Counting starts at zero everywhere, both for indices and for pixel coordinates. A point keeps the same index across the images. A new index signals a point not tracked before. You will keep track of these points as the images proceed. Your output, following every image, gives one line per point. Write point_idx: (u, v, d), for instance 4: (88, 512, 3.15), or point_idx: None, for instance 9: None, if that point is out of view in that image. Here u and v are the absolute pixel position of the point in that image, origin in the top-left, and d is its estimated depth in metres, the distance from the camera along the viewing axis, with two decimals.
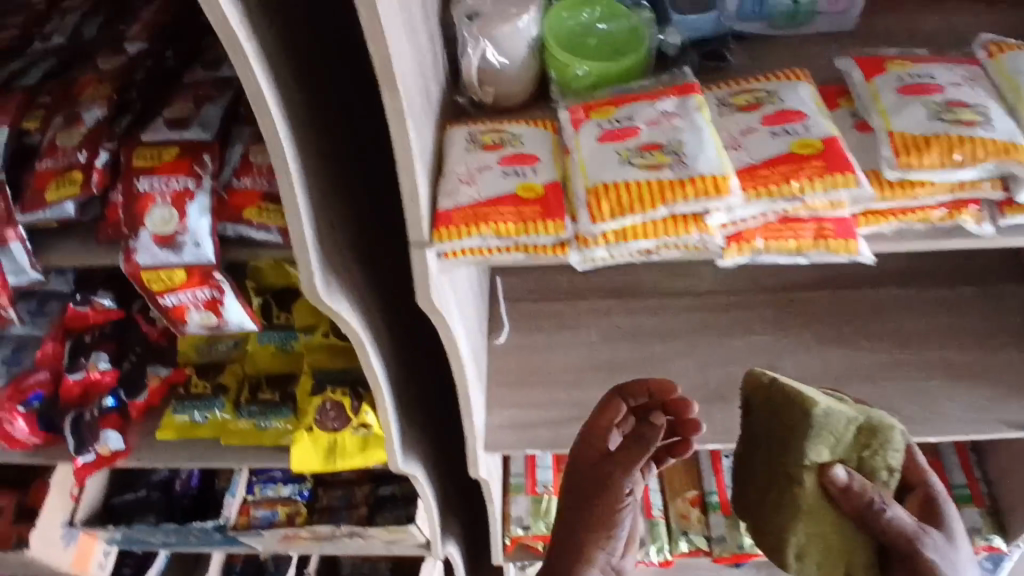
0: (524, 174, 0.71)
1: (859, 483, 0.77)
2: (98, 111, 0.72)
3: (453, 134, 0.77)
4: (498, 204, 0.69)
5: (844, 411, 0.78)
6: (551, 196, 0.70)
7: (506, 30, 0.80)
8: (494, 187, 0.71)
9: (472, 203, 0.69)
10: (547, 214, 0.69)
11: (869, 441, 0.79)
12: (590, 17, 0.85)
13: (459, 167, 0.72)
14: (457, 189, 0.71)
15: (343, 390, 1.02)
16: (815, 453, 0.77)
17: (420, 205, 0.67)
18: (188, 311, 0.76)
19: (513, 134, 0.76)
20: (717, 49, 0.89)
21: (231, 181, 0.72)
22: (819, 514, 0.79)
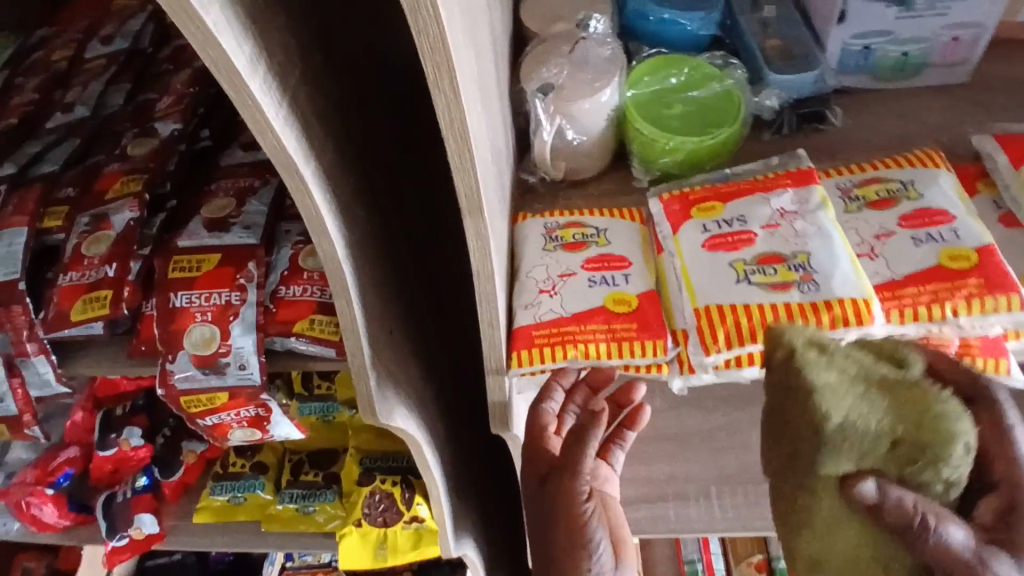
0: (614, 281, 0.61)
1: (900, 500, 0.42)
2: (129, 213, 0.64)
3: (526, 226, 0.67)
4: (586, 321, 0.59)
5: (866, 416, 0.44)
6: (648, 310, 0.60)
7: (585, 104, 0.69)
8: (580, 298, 0.61)
9: (556, 319, 0.60)
10: (646, 333, 0.58)
11: (913, 456, 0.44)
12: (677, 80, 0.75)
13: (537, 272, 0.63)
14: (536, 301, 0.61)
15: (393, 479, 0.93)
16: (833, 465, 0.44)
17: (499, 329, 0.57)
18: (231, 429, 0.68)
19: (597, 229, 0.66)
20: (819, 109, 0.77)
21: (277, 290, 0.63)
22: (843, 546, 0.45)
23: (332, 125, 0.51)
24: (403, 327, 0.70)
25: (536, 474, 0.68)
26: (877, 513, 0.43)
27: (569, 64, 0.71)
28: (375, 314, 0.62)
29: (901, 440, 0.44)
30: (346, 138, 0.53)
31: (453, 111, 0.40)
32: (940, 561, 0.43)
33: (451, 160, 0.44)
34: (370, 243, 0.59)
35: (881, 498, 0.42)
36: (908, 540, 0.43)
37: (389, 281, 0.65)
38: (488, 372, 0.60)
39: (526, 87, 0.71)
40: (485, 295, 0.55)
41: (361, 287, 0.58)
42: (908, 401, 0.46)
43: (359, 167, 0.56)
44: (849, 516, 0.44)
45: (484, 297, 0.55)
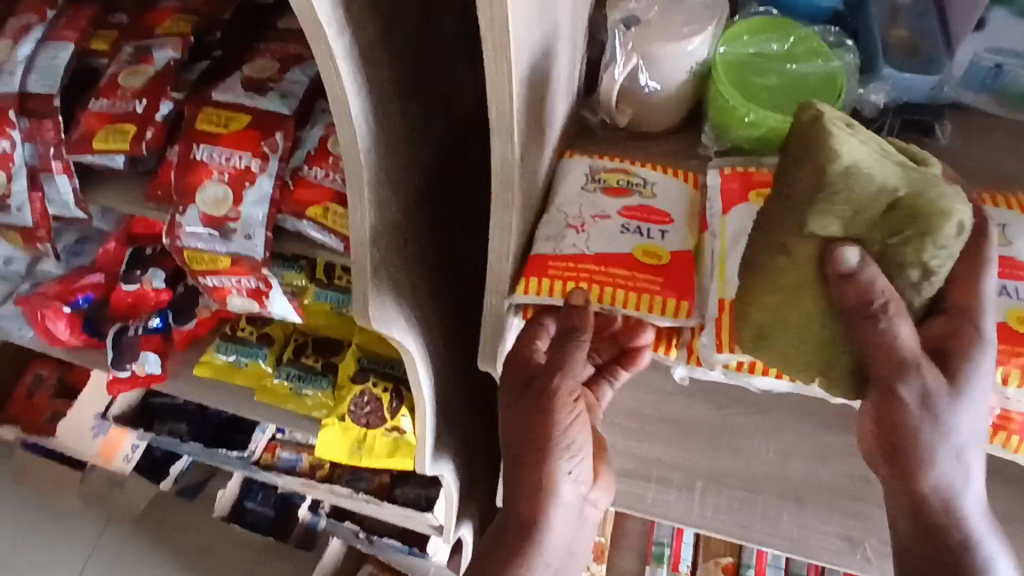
0: (648, 234, 0.57)
1: (873, 278, 0.44)
2: (171, 53, 0.63)
3: (570, 161, 0.62)
4: (609, 266, 0.55)
5: (875, 172, 0.44)
6: (677, 271, 0.55)
7: (667, 49, 0.63)
8: (609, 240, 0.57)
9: (577, 255, 0.56)
10: (671, 291, 0.54)
11: (901, 224, 0.44)
12: (779, 48, 0.67)
13: (570, 206, 0.59)
14: (560, 234, 0.57)
15: (385, 386, 0.93)
16: (822, 222, 0.45)
17: (510, 253, 0.54)
18: (230, 294, 0.68)
19: (645, 180, 0.61)
20: (926, 120, 0.70)
21: (301, 167, 0.61)
22: (796, 311, 0.47)
23: (379, 4, 0.47)
24: (417, 235, 0.68)
25: (520, 376, 0.58)
26: (843, 280, 0.44)
27: (662, 3, 0.64)
28: (390, 215, 0.60)
29: (896, 203, 0.44)
30: (391, 21, 0.50)
31: (495, 10, 0.37)
32: (879, 351, 0.45)
33: (487, 66, 0.40)
34: (398, 141, 0.56)
35: (855, 269, 0.44)
36: (860, 317, 0.44)
37: (415, 177, 0.62)
38: (489, 292, 0.57)
39: (610, 16, 0.65)
40: (501, 224, 0.52)
41: (377, 180, 0.55)
42: (918, 180, 0.45)
43: (402, 57, 0.53)
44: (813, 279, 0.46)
45: (501, 224, 0.52)
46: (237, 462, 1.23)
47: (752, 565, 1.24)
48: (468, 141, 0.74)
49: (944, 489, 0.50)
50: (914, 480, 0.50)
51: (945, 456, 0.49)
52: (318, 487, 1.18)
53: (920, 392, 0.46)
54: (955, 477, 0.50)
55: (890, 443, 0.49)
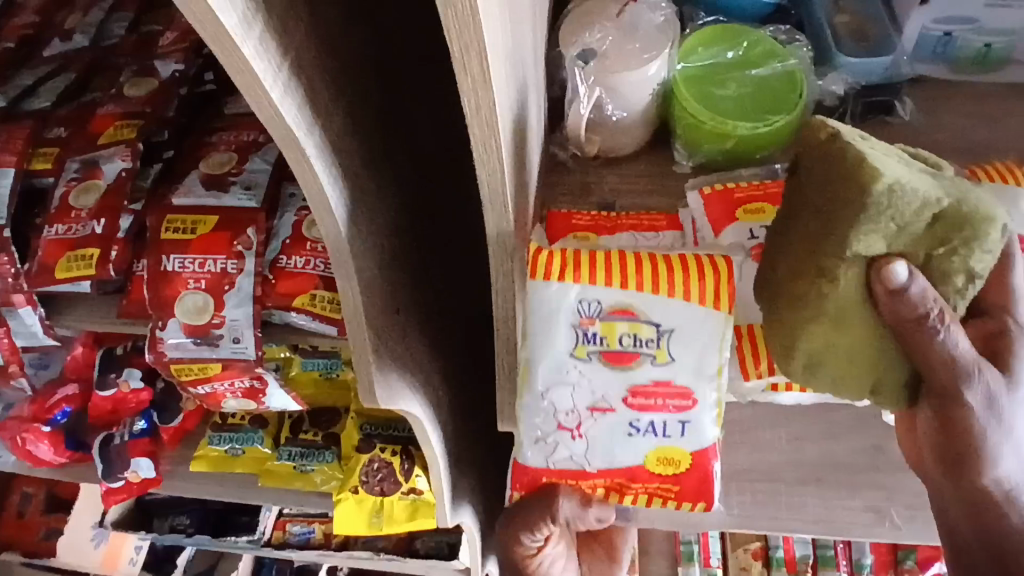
0: (663, 434, 0.54)
1: (924, 294, 0.43)
2: (121, 164, 0.61)
3: (542, 290, 0.51)
4: (618, 476, 0.57)
5: (918, 186, 0.43)
6: (694, 477, 0.56)
7: (626, 77, 0.62)
8: (610, 443, 0.55)
9: (575, 468, 0.57)
10: (686, 495, 0.57)
11: (947, 235, 0.44)
12: (734, 55, 0.67)
13: (560, 394, 0.53)
14: (556, 438, 0.55)
15: (393, 449, 0.90)
16: (864, 243, 0.44)
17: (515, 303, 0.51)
18: (224, 397, 0.68)
19: (658, 330, 0.51)
20: (887, 100, 0.70)
21: (277, 259, 0.59)
22: (846, 336, 0.47)
23: (341, 91, 0.46)
24: (411, 302, 0.65)
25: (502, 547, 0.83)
26: (893, 297, 0.44)
27: (616, 30, 0.64)
28: (379, 294, 0.57)
29: (940, 214, 0.44)
30: (354, 101, 0.48)
31: (480, 96, 0.35)
32: (937, 366, 0.45)
33: (474, 149, 0.38)
34: (377, 217, 0.54)
35: (906, 285, 0.43)
36: (910, 331, 0.45)
37: (400, 240, 0.60)
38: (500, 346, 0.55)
39: (565, 52, 0.63)
40: (509, 290, 0.50)
41: (367, 266, 0.53)
42: (953, 188, 0.45)
43: (367, 131, 0.51)
44: (862, 301, 0.46)
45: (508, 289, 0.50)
46: (247, 546, 1.17)
47: (781, 546, 1.23)
48: (450, 192, 0.72)
49: (1003, 482, 0.51)
50: (970, 475, 0.51)
51: (1004, 450, 0.50)
52: (337, 555, 1.13)
53: (984, 393, 0.47)
54: (1015, 469, 0.51)
55: (949, 445, 0.50)
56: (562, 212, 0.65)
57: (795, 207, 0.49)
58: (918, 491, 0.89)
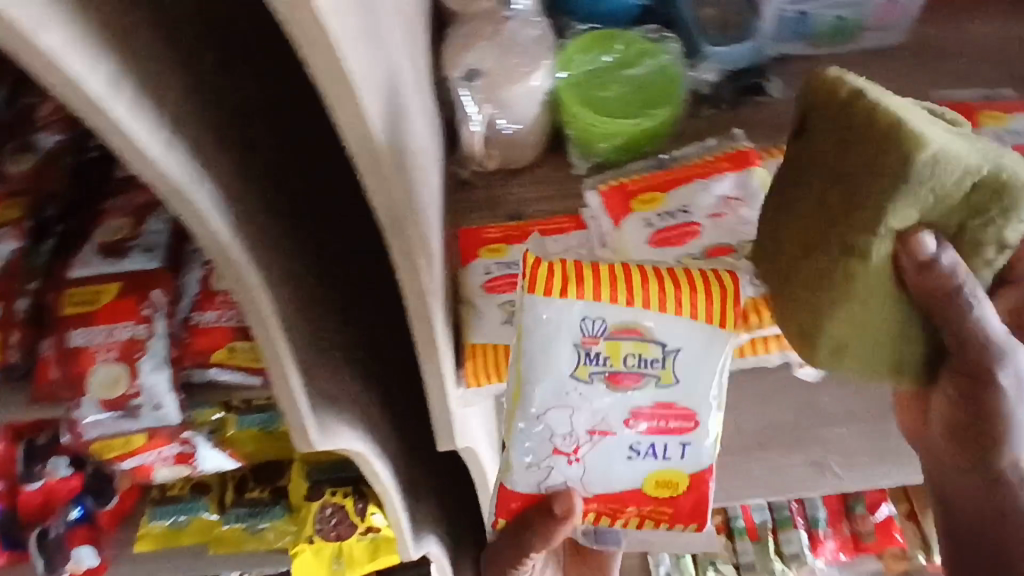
0: (662, 458, 0.54)
1: (952, 267, 0.43)
2: (10, 245, 0.59)
3: (540, 304, 0.50)
4: (617, 503, 0.56)
5: (961, 155, 0.41)
6: (688, 500, 0.55)
7: (516, 90, 0.65)
8: (607, 467, 0.55)
9: (564, 490, 0.55)
10: (681, 517, 0.56)
11: (987, 205, 0.43)
12: (610, 59, 0.71)
13: (559, 416, 0.53)
14: (551, 461, 0.55)
15: (343, 491, 0.90)
16: (899, 215, 0.43)
17: (435, 324, 0.51)
18: (155, 468, 0.70)
19: (665, 350, 0.51)
20: (757, 80, 0.75)
21: (189, 317, 0.59)
22: (878, 313, 0.46)
23: (227, 140, 0.46)
24: (337, 340, 0.65)
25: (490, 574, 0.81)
26: (923, 271, 0.43)
27: (496, 47, 0.66)
28: (300, 335, 0.56)
29: (981, 185, 0.42)
30: (242, 148, 0.48)
31: (360, 127, 0.36)
32: (967, 340, 0.46)
33: (365, 178, 0.39)
34: (286, 260, 0.54)
35: (934, 257, 0.43)
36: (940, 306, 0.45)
37: (314, 280, 0.60)
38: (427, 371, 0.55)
39: (450, 74, 0.65)
40: (433, 313, 0.50)
41: (282, 310, 0.52)
42: (991, 153, 0.43)
43: (262, 176, 0.51)
44: (890, 277, 0.45)
45: (433, 311, 0.51)
46: None
47: (741, 516, 1.28)
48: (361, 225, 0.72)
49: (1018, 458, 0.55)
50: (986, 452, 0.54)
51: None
52: None
53: (1012, 372, 0.49)
54: None
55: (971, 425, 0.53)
56: (474, 227, 0.67)
57: (818, 176, 0.48)
58: (853, 440, 0.94)
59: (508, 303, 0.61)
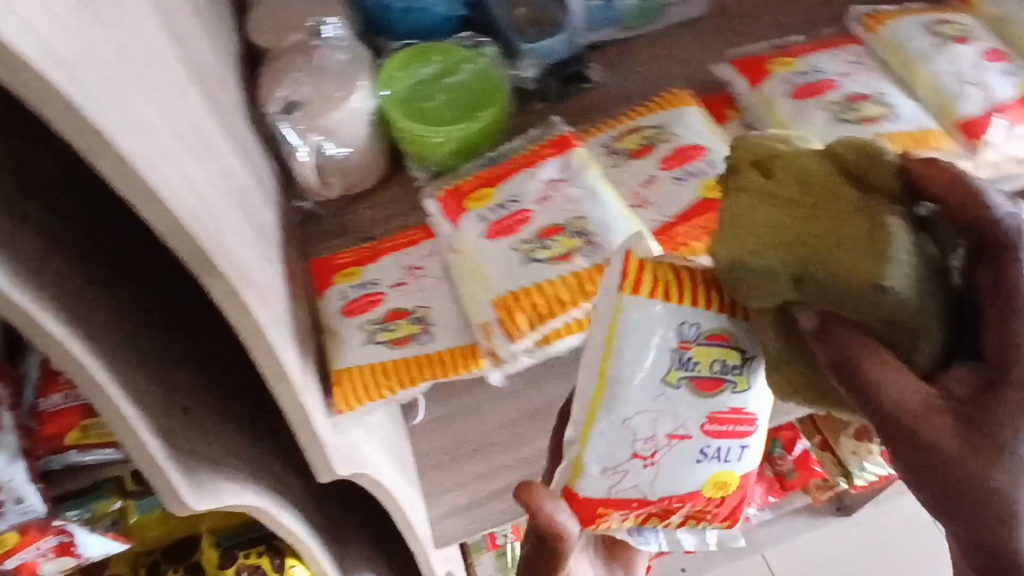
0: (724, 459, 0.49)
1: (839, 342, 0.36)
2: None
3: (638, 304, 0.45)
4: (677, 501, 0.50)
5: (764, 254, 0.38)
6: (735, 498, 0.52)
7: (336, 115, 0.66)
8: (678, 473, 0.49)
9: (637, 499, 0.50)
10: (720, 518, 0.52)
11: (837, 293, 0.36)
12: (430, 72, 0.73)
13: (642, 421, 0.47)
14: (625, 467, 0.48)
15: (257, 550, 0.88)
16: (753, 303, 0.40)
17: (281, 356, 0.51)
18: (38, 565, 0.69)
19: (746, 357, 0.46)
20: (577, 69, 0.79)
21: (36, 404, 0.58)
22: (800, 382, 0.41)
23: (16, 214, 0.45)
24: (203, 397, 0.64)
25: None
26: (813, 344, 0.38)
27: (308, 76, 0.66)
28: (152, 399, 0.55)
29: (807, 275, 0.37)
30: (38, 220, 0.47)
31: None
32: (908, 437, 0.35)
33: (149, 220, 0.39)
34: (119, 325, 0.53)
35: (813, 333, 0.38)
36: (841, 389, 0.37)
37: (158, 340, 0.58)
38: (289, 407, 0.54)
39: (267, 110, 0.65)
40: (277, 346, 0.50)
41: (120, 377, 0.51)
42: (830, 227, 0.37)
43: (70, 244, 0.50)
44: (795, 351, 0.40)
45: (277, 344, 0.51)
46: None
47: None
48: None
49: None
50: None
51: None
52: None
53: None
54: None
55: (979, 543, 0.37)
56: (326, 256, 0.68)
57: None
58: None
59: (368, 322, 0.62)
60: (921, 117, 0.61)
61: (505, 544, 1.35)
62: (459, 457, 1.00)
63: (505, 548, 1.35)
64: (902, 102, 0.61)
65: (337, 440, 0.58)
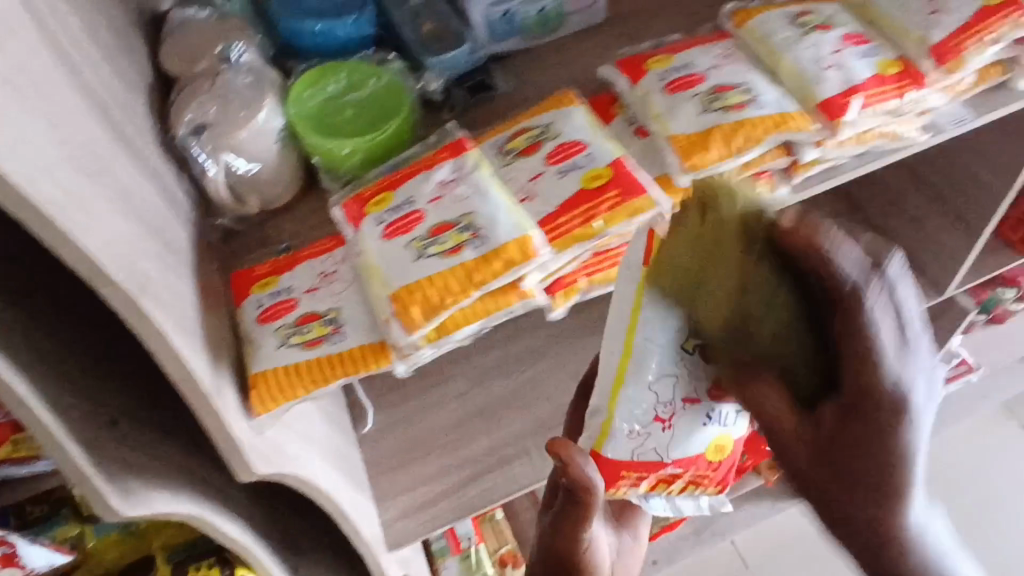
0: (726, 425, 0.64)
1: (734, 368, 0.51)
2: None
3: None
4: (688, 464, 0.66)
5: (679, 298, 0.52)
6: (726, 464, 0.70)
7: (243, 134, 0.70)
8: (691, 436, 0.63)
9: (655, 462, 0.66)
10: (714, 481, 0.70)
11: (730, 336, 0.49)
12: (336, 87, 0.76)
13: (663, 387, 0.61)
14: (648, 429, 0.64)
15: (208, 562, 0.89)
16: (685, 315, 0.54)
17: (187, 357, 0.55)
18: None
19: None
20: (482, 79, 0.84)
21: None
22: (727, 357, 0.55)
23: None
24: (131, 409, 0.67)
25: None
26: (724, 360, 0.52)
27: (214, 99, 0.70)
28: (72, 409, 0.58)
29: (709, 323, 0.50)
30: None
31: None
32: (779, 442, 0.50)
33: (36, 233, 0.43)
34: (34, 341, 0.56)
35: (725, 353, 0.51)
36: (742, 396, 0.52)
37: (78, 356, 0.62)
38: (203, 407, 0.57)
39: (177, 132, 0.69)
40: (182, 348, 0.54)
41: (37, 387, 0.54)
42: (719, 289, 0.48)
43: None
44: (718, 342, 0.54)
45: (183, 348, 0.55)
46: None
47: None
48: None
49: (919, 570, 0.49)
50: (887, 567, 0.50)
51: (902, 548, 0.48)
52: None
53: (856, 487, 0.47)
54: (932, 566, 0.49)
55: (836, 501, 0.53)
56: (245, 268, 0.71)
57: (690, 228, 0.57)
58: None
59: (281, 326, 0.66)
60: (782, 102, 0.66)
61: (470, 548, 1.36)
62: (405, 463, 1.08)
63: (469, 551, 1.36)
64: (765, 89, 0.67)
65: (256, 440, 0.62)
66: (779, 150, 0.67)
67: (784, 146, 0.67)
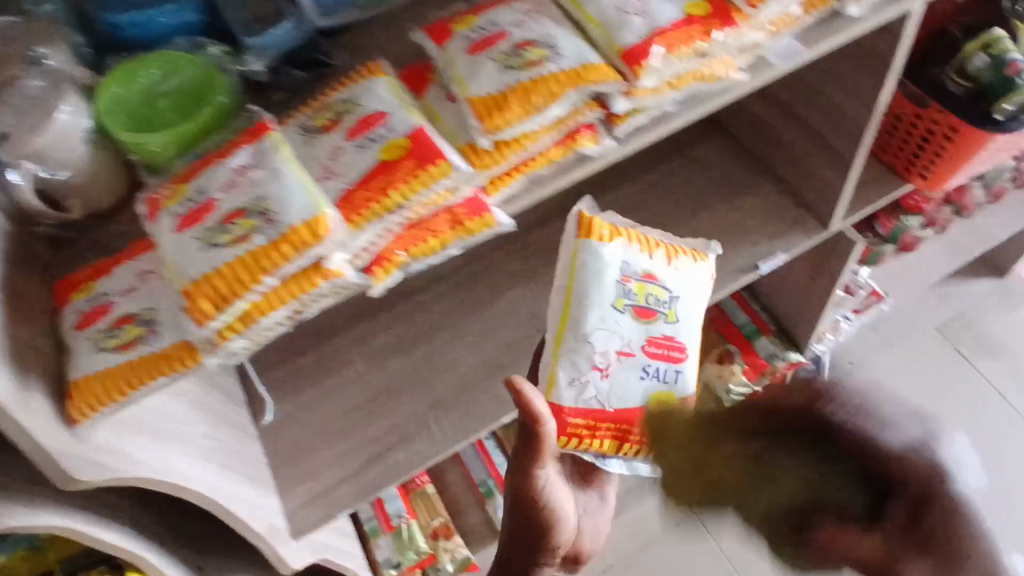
0: (662, 379, 0.86)
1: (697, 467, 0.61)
2: None
3: (592, 247, 0.84)
4: (625, 421, 0.85)
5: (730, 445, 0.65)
6: None
7: (46, 139, 0.67)
8: (626, 383, 0.85)
9: (597, 407, 0.85)
10: (649, 443, 0.85)
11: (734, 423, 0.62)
12: (147, 78, 0.74)
13: (602, 336, 0.84)
14: (587, 376, 0.84)
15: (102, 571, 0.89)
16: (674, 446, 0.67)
17: None
18: None
19: (671, 293, 0.88)
20: (313, 55, 0.81)
21: None
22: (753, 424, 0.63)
23: None
24: None
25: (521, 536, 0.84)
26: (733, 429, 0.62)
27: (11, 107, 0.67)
28: None
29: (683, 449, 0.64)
30: None
31: None
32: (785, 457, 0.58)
33: None
34: None
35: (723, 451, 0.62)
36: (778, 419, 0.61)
37: None
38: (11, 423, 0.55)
39: None
40: None
41: None
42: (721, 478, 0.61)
43: None
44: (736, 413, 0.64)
45: None
46: None
47: None
48: None
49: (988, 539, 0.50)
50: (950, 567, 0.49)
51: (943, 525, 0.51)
52: None
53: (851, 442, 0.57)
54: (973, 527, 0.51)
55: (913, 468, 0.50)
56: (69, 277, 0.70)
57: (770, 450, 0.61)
58: None
59: (97, 331, 0.66)
60: (584, 53, 0.65)
61: (400, 524, 1.36)
62: (308, 448, 1.05)
63: (401, 527, 1.36)
64: (568, 42, 0.66)
65: (78, 449, 0.61)
66: (592, 103, 0.67)
67: (597, 98, 0.67)
